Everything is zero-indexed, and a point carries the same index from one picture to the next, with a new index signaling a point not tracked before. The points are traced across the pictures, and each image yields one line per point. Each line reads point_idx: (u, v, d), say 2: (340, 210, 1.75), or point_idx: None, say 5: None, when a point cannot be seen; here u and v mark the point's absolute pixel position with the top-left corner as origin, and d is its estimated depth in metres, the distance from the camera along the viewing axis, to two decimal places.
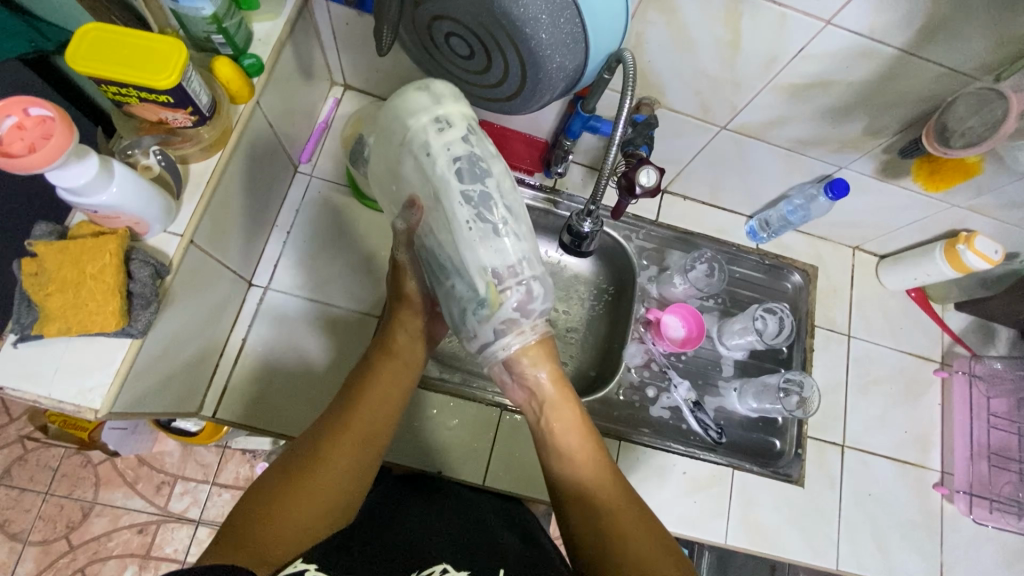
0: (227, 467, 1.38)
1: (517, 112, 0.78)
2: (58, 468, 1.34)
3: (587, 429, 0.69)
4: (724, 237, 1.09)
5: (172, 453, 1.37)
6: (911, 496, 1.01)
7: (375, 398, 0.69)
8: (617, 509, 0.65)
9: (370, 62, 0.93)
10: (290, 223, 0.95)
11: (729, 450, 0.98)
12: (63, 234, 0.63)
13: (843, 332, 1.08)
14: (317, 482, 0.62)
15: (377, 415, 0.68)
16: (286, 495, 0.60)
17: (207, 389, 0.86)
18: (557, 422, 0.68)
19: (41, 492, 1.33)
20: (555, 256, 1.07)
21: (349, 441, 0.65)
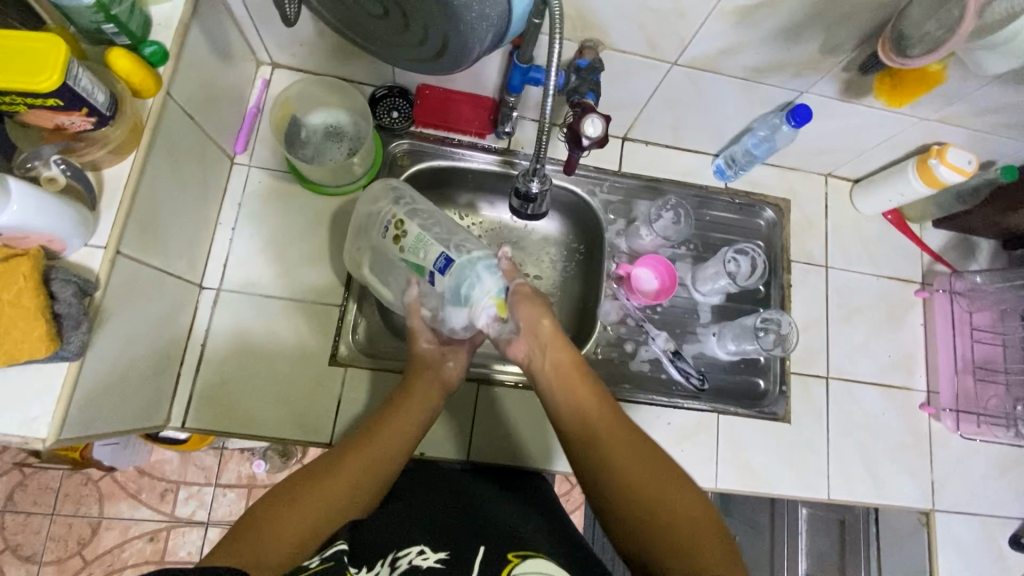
0: (228, 467, 1.38)
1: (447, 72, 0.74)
2: (59, 488, 1.34)
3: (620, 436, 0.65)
4: (690, 180, 1.05)
5: (171, 460, 1.37)
6: (899, 418, 1.01)
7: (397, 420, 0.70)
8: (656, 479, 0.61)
9: (293, 35, 0.87)
10: (234, 218, 0.91)
11: (714, 396, 0.97)
12: None
13: (820, 264, 1.05)
14: (322, 495, 0.60)
15: (395, 436, 0.69)
16: (286, 505, 0.58)
17: (173, 399, 0.83)
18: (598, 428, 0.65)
19: (47, 514, 1.33)
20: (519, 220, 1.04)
21: (367, 463, 0.65)
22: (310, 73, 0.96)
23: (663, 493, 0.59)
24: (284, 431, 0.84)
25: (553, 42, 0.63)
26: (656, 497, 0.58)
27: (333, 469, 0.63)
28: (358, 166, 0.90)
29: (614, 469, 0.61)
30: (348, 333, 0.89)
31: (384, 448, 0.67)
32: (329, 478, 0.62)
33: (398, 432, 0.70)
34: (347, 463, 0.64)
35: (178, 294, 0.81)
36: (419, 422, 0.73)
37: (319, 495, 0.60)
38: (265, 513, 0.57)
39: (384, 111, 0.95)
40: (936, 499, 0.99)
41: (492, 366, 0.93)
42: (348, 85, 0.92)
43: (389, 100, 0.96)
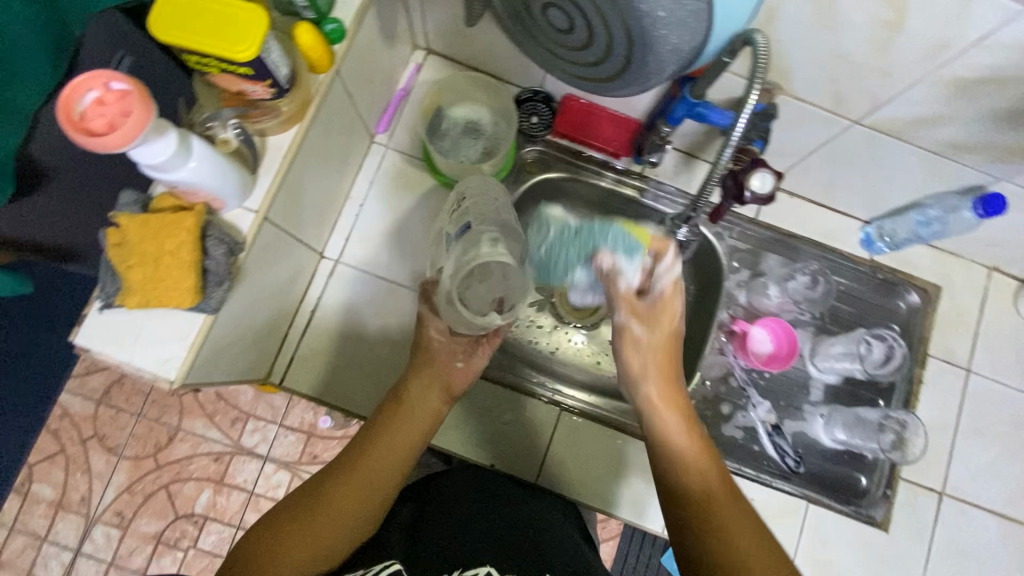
0: (294, 411, 1.44)
1: (613, 94, 0.70)
2: (149, 393, 1.43)
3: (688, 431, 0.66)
4: (831, 244, 0.96)
5: (246, 392, 1.44)
6: (1014, 557, 0.89)
7: (388, 443, 0.67)
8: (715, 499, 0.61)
9: (457, 26, 0.86)
10: (363, 195, 0.93)
11: (806, 481, 0.90)
12: (146, 204, 0.62)
13: (960, 365, 0.94)
14: (315, 531, 0.60)
15: (387, 460, 0.66)
16: (275, 543, 0.58)
17: (276, 356, 0.87)
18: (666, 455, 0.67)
19: (133, 414, 1.42)
20: None
21: (356, 488, 0.63)
22: (461, 64, 0.96)
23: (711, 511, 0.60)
24: (370, 411, 0.86)
25: (751, 87, 0.59)
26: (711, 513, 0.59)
27: (319, 503, 0.62)
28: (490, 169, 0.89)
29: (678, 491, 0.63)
30: None
31: (375, 469, 0.65)
32: (320, 510, 0.61)
33: (388, 449, 0.66)
34: (333, 492, 0.62)
35: (302, 260, 0.83)
36: (411, 435, 0.68)
37: (310, 528, 0.60)
38: (255, 554, 0.58)
39: (523, 115, 0.93)
40: None
41: (564, 388, 0.92)
42: (500, 85, 0.92)
43: (530, 105, 0.93)
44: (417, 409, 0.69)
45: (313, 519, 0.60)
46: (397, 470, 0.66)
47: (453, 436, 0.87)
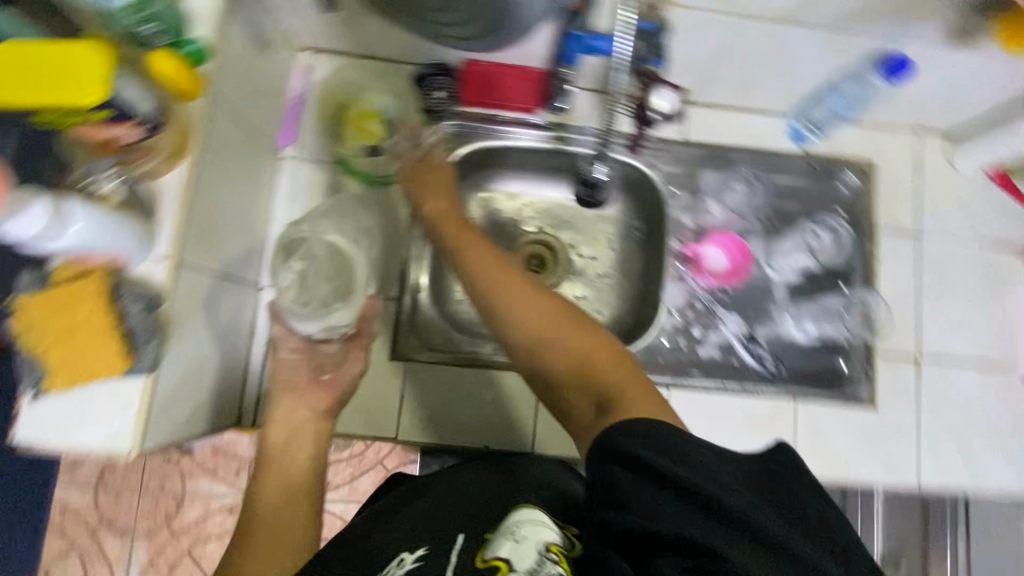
0: None
1: (508, 44, 0.70)
2: (145, 467, 1.41)
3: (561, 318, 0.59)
4: (761, 146, 0.95)
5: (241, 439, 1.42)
6: (999, 398, 0.92)
7: (275, 474, 0.68)
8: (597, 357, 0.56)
9: (330, 17, 0.82)
10: (287, 215, 0.89)
11: (792, 380, 0.90)
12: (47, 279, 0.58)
13: (910, 232, 0.95)
14: None
15: (280, 490, 0.67)
16: None
17: (242, 399, 0.86)
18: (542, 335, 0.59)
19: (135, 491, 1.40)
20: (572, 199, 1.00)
21: (263, 527, 0.64)
22: (350, 55, 0.91)
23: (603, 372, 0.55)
24: (352, 426, 0.86)
25: None
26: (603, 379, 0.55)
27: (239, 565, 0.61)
28: None
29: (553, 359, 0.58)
30: (405, 328, 0.88)
31: (277, 514, 0.65)
32: (241, 572, 0.61)
33: (280, 478, 0.68)
34: (246, 547, 0.62)
35: (238, 296, 0.80)
36: (298, 461, 0.69)
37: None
38: None
39: (428, 91, 0.88)
40: None
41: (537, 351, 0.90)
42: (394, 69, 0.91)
43: (432, 79, 0.87)
44: (289, 434, 0.71)
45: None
46: (296, 491, 0.67)
47: (443, 428, 0.87)
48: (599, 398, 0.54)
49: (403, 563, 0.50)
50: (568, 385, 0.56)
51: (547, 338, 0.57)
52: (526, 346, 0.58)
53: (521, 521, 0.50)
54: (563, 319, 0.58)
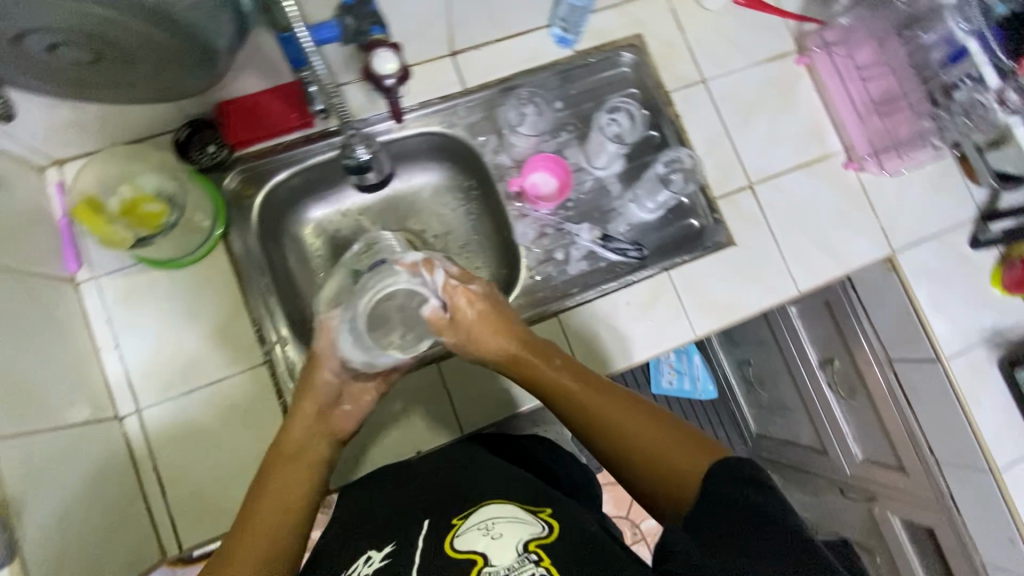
0: None
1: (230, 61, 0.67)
2: None
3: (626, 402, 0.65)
4: (538, 64, 0.97)
5: None
6: (830, 187, 1.01)
7: (286, 467, 0.67)
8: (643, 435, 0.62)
9: (45, 124, 0.74)
10: (113, 335, 0.82)
11: (658, 255, 0.96)
12: None
13: (697, 81, 1.01)
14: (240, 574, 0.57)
15: (288, 486, 0.65)
16: None
17: (157, 530, 0.78)
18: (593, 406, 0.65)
19: None
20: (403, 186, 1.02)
21: (259, 519, 0.61)
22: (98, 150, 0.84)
23: (630, 428, 0.63)
24: None
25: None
26: (634, 434, 0.62)
27: (230, 555, 0.59)
28: (200, 218, 0.84)
29: (611, 427, 0.63)
30: (289, 383, 0.83)
31: (283, 492, 0.65)
32: (229, 562, 0.58)
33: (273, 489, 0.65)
34: (240, 535, 0.60)
35: (94, 440, 0.74)
36: (298, 471, 0.67)
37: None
38: None
39: (198, 151, 0.85)
40: (892, 242, 1.01)
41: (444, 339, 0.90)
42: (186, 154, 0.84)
43: (197, 137, 0.85)
44: (309, 446, 0.70)
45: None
46: (303, 491, 0.66)
47: (368, 455, 0.85)
48: (686, 451, 0.59)
49: (372, 560, 0.56)
50: (611, 450, 0.63)
51: (621, 417, 0.64)
52: (608, 432, 0.63)
53: (489, 516, 0.56)
54: (644, 404, 0.65)
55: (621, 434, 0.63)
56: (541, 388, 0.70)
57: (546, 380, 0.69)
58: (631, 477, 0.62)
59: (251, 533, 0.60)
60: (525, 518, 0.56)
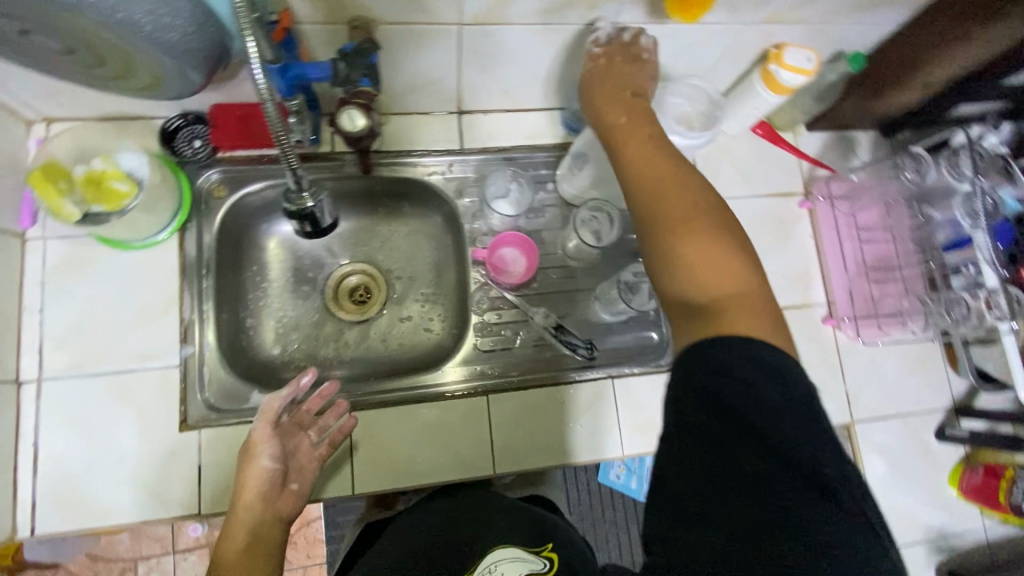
0: (182, 535, 1.48)
1: (210, 74, 0.64)
2: None
3: (674, 160, 0.60)
4: (540, 141, 0.97)
5: (122, 540, 1.47)
6: (803, 336, 0.97)
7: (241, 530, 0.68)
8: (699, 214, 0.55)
9: (38, 83, 0.76)
10: (40, 299, 0.81)
11: (608, 359, 0.93)
12: None
13: None
14: None
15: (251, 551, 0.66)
16: None
17: (14, 509, 0.76)
18: (642, 170, 0.60)
19: None
20: (383, 222, 1.01)
21: None
22: (90, 118, 0.85)
23: (686, 213, 0.55)
24: (144, 513, 0.78)
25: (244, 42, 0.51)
26: (681, 213, 0.55)
27: None
28: (164, 207, 0.82)
29: (643, 186, 0.59)
30: (195, 393, 0.82)
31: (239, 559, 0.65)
32: None
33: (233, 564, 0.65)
34: None
35: None
36: (256, 561, 0.66)
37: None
38: None
39: (184, 143, 0.86)
40: (854, 410, 0.96)
41: (382, 386, 0.88)
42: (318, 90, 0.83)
43: (187, 130, 0.86)
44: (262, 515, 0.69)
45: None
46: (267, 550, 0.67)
47: None
48: (699, 285, 0.53)
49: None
50: (650, 212, 0.57)
51: (684, 208, 0.56)
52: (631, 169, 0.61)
53: (502, 559, 0.72)
54: (708, 202, 0.57)
55: (665, 203, 0.56)
56: (631, 172, 0.61)
57: (611, 125, 0.66)
58: (649, 252, 0.57)
59: None
60: (525, 556, 0.73)
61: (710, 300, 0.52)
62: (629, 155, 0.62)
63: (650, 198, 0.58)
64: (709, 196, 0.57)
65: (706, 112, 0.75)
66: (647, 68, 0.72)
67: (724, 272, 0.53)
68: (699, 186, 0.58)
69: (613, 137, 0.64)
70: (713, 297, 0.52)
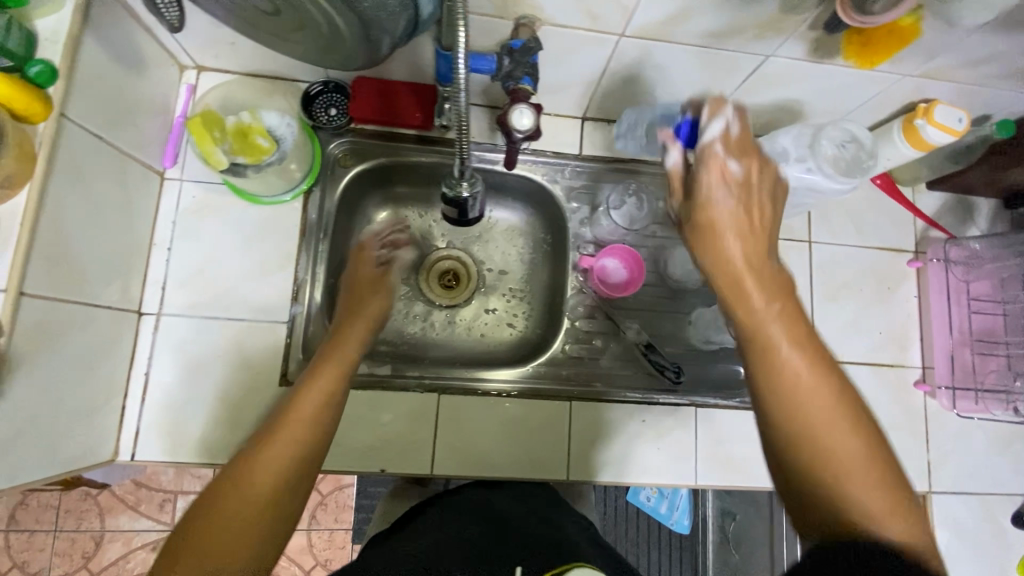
0: None
1: (390, 51, 0.66)
2: (58, 506, 1.39)
3: (810, 341, 0.56)
4: (658, 158, 0.98)
5: (166, 472, 1.43)
6: (893, 397, 0.95)
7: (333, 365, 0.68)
8: (839, 426, 0.53)
9: (206, 34, 0.80)
10: (169, 238, 0.85)
11: (692, 387, 0.92)
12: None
13: (802, 240, 0.98)
14: (243, 493, 0.55)
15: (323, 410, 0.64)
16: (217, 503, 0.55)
17: (119, 432, 0.80)
18: (779, 343, 0.56)
19: (48, 532, 1.37)
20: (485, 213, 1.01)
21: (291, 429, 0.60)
22: (238, 74, 0.89)
23: (831, 429, 0.53)
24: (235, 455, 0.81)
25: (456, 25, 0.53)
26: (827, 438, 0.53)
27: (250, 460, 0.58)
28: (296, 169, 0.85)
29: (783, 374, 0.55)
30: (298, 352, 0.85)
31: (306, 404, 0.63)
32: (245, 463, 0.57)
33: (310, 404, 0.63)
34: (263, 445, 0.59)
35: (112, 325, 0.77)
36: (326, 409, 0.64)
37: (209, 542, 0.52)
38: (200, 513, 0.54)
39: (321, 109, 0.89)
40: (934, 481, 0.94)
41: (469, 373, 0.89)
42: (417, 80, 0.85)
43: (325, 97, 0.90)
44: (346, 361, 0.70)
45: (212, 534, 0.53)
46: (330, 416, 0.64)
47: (333, 451, 0.83)
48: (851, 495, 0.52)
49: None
50: (798, 442, 0.54)
51: (824, 428, 0.53)
52: (764, 350, 0.56)
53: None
54: (841, 390, 0.55)
55: (805, 415, 0.54)
56: (768, 352, 0.56)
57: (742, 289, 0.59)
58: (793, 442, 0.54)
59: (284, 448, 0.58)
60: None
61: (828, 474, 0.53)
62: (765, 333, 0.57)
63: (786, 404, 0.54)
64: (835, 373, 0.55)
65: (852, 161, 0.74)
66: (773, 167, 0.65)
67: (855, 487, 0.52)
68: (844, 396, 0.55)
69: (738, 287, 0.59)
70: (866, 505, 0.52)
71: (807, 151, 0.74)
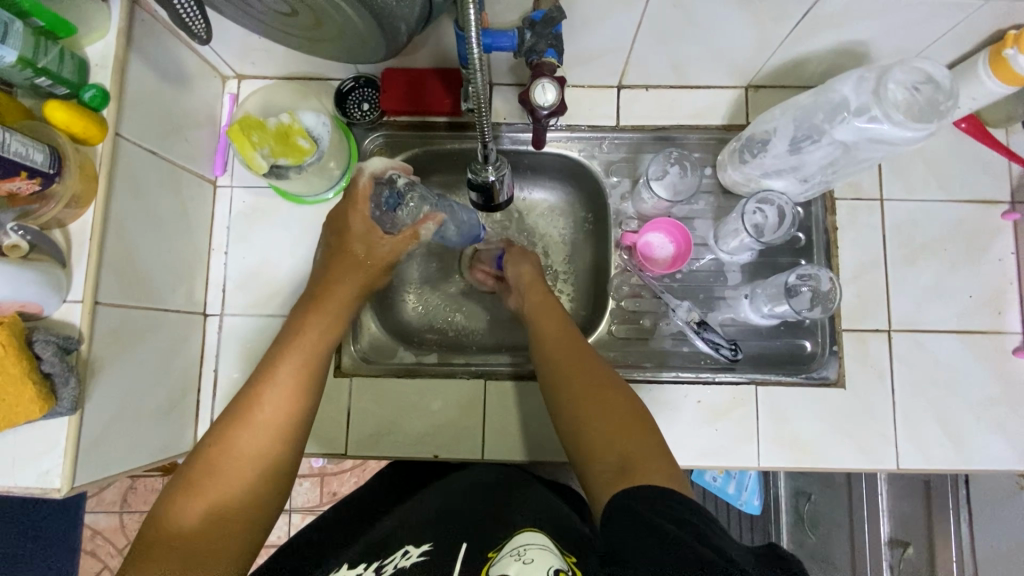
0: None
1: (409, 40, 0.65)
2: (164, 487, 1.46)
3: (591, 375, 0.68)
4: (703, 124, 0.92)
5: None
6: (986, 366, 0.85)
7: (320, 320, 0.69)
8: (631, 442, 0.60)
9: (242, 42, 0.83)
10: (225, 241, 0.91)
11: (750, 364, 0.87)
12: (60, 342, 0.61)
13: (872, 197, 0.89)
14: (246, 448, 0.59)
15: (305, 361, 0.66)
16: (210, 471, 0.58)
17: (197, 424, 0.86)
18: (579, 391, 0.66)
19: None
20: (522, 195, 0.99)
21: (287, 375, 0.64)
22: (276, 78, 0.92)
23: (627, 447, 0.60)
24: None
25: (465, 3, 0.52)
26: (623, 452, 0.59)
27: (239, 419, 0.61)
28: (334, 167, 0.87)
29: (581, 418, 0.64)
30: (349, 344, 0.88)
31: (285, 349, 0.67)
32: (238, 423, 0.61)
33: (283, 390, 0.63)
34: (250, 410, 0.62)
35: (180, 326, 0.83)
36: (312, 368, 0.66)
37: (216, 480, 0.57)
38: (196, 470, 0.58)
39: (354, 106, 0.90)
40: None
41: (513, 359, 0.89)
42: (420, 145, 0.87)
43: (357, 93, 0.91)
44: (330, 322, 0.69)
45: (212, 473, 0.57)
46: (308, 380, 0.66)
47: (387, 439, 0.86)
48: (614, 455, 0.60)
49: (408, 555, 0.56)
50: (607, 459, 0.60)
51: (613, 432, 0.62)
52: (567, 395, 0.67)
53: (519, 545, 0.53)
54: (622, 411, 0.63)
55: (605, 438, 0.61)
56: (566, 402, 0.66)
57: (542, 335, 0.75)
58: (563, 427, 0.66)
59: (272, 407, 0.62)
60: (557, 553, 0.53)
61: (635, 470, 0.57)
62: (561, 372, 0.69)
63: (596, 445, 0.61)
64: (601, 367, 0.69)
65: (926, 103, 0.64)
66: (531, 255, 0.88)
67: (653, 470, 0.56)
68: (629, 417, 0.63)
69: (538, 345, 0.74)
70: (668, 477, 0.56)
71: (871, 98, 0.66)
